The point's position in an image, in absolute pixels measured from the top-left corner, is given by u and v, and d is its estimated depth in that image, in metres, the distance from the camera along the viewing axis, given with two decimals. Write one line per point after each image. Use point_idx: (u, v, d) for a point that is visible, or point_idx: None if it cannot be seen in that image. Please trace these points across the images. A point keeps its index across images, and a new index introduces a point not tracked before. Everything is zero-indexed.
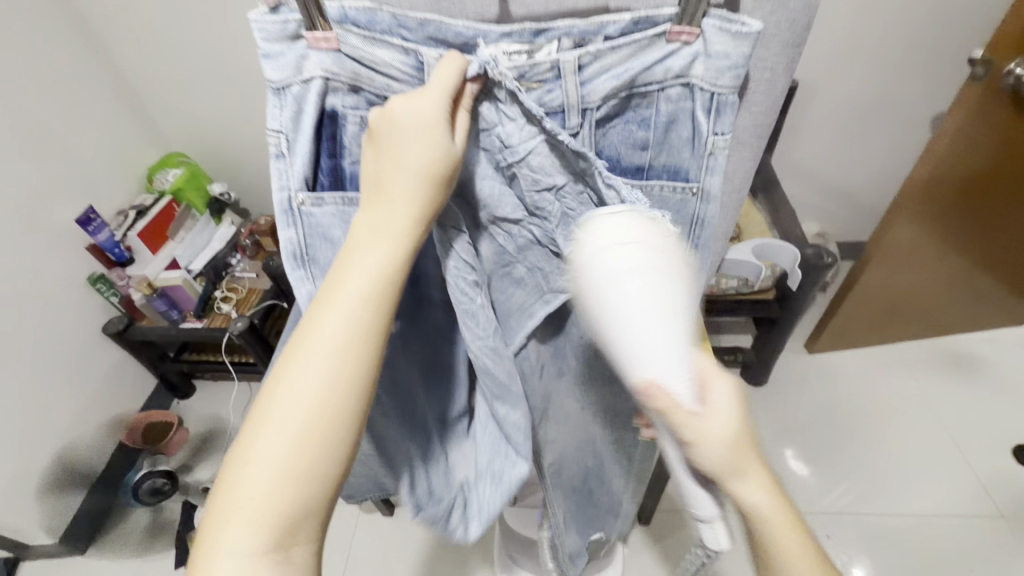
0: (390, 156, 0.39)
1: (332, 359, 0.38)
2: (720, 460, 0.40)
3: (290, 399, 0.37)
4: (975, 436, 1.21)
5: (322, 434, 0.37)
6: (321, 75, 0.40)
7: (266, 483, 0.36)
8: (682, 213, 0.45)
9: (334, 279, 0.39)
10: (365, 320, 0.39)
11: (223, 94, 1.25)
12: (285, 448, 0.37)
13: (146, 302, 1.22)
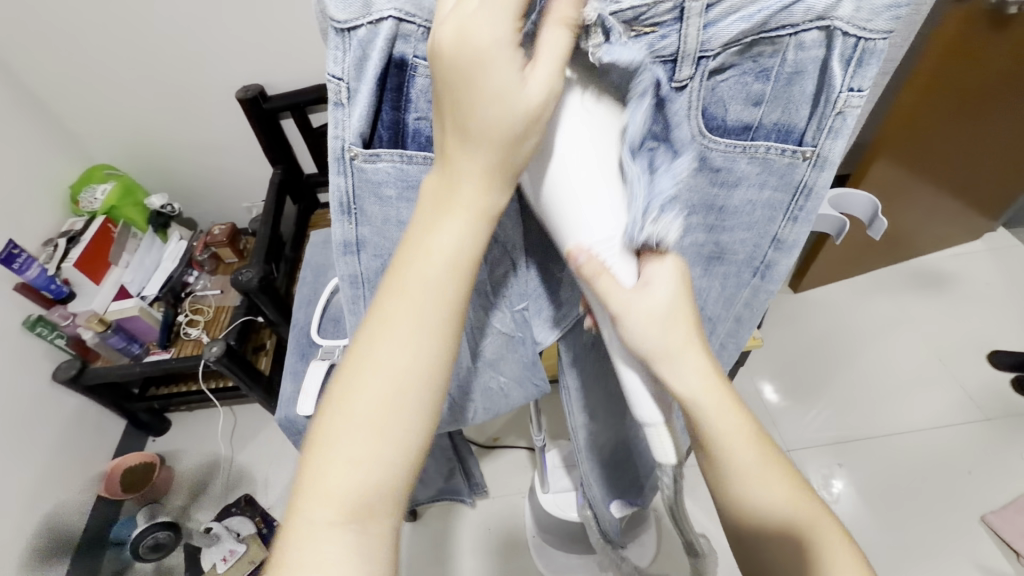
0: (449, 92, 0.25)
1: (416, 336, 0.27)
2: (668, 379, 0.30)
3: (368, 381, 0.27)
4: (953, 347, 1.28)
5: (399, 425, 0.27)
6: (394, 11, 0.25)
7: (342, 482, 0.26)
8: (785, 180, 0.32)
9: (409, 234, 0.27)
10: (446, 291, 0.27)
11: (149, 89, 1.12)
12: (359, 444, 0.26)
13: (99, 341, 1.08)
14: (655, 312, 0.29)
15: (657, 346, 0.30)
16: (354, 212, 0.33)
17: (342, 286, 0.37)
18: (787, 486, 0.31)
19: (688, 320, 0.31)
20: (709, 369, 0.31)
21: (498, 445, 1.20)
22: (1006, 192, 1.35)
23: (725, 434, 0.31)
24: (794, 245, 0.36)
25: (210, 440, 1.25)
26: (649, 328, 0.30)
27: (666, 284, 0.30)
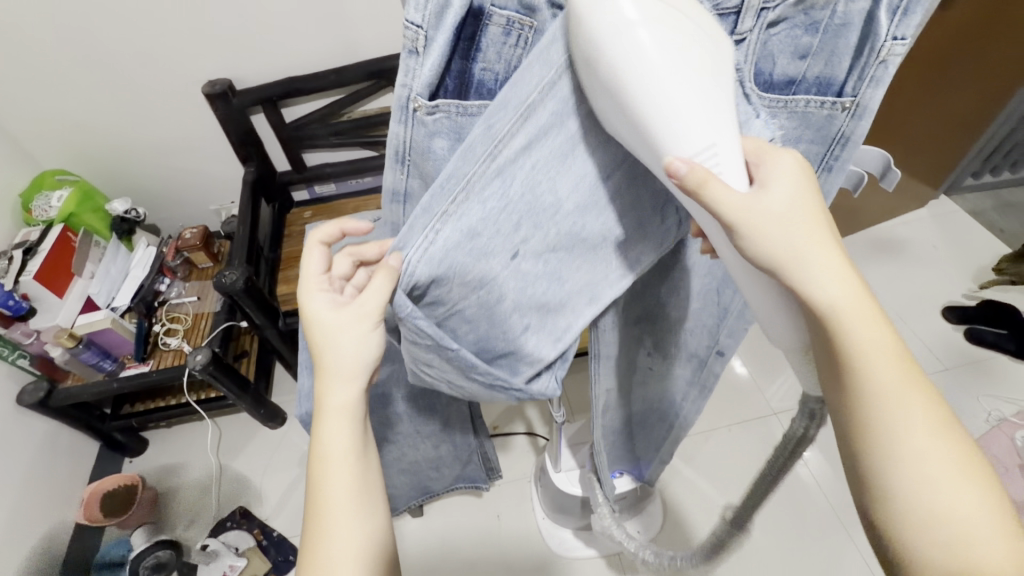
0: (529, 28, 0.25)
1: (342, 417, 0.40)
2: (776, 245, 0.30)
3: (330, 464, 0.39)
4: (911, 307, 1.38)
5: (353, 494, 0.39)
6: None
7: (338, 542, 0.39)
8: (822, 132, 0.34)
9: (322, 351, 0.39)
10: (348, 394, 0.40)
11: (105, 91, 1.06)
12: (338, 514, 0.39)
13: (70, 358, 1.01)
14: (774, 215, 0.30)
15: (784, 248, 0.30)
16: (408, 163, 0.34)
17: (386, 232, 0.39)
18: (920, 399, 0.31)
19: (815, 226, 0.31)
20: (841, 267, 0.31)
21: (499, 432, 1.21)
22: (947, 160, 1.46)
23: (852, 342, 0.31)
24: (826, 198, 0.38)
25: (197, 454, 1.20)
26: (771, 230, 0.30)
27: (784, 183, 0.30)
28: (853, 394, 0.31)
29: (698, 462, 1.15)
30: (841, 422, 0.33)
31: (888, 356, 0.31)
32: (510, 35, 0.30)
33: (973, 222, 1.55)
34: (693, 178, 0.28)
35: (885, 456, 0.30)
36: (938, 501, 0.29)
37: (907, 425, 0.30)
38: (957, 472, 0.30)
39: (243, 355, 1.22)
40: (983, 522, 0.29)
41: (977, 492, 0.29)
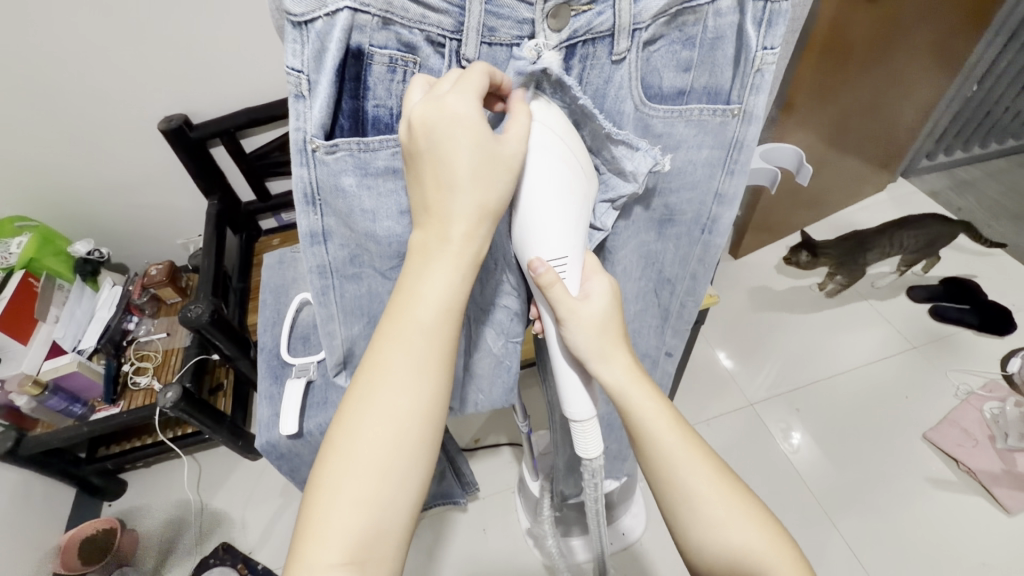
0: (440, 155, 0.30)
1: (411, 377, 0.33)
2: (589, 342, 0.37)
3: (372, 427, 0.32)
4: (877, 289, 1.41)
5: (394, 478, 0.32)
6: (349, 2, 0.27)
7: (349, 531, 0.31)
8: (718, 139, 0.36)
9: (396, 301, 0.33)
10: (424, 352, 0.33)
11: (60, 134, 1.05)
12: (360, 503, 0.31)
13: (37, 405, 1.00)
14: (592, 319, 0.36)
15: (592, 348, 0.38)
16: (319, 203, 0.35)
17: (311, 278, 0.40)
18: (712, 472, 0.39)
19: (612, 329, 0.38)
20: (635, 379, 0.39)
21: (479, 445, 1.21)
22: (901, 143, 1.50)
23: (654, 425, 0.39)
24: (735, 198, 0.39)
25: (177, 491, 1.19)
26: (583, 331, 0.37)
27: (598, 297, 0.37)
28: (664, 474, 0.39)
29: None
30: (658, 496, 0.40)
31: (676, 427, 0.40)
32: (396, 72, 0.30)
33: (931, 202, 1.59)
34: (546, 276, 0.33)
35: (692, 514, 0.38)
36: (733, 540, 0.38)
37: (698, 480, 0.39)
38: (744, 510, 0.38)
39: (218, 388, 1.21)
40: (760, 544, 0.38)
41: (758, 525, 0.38)
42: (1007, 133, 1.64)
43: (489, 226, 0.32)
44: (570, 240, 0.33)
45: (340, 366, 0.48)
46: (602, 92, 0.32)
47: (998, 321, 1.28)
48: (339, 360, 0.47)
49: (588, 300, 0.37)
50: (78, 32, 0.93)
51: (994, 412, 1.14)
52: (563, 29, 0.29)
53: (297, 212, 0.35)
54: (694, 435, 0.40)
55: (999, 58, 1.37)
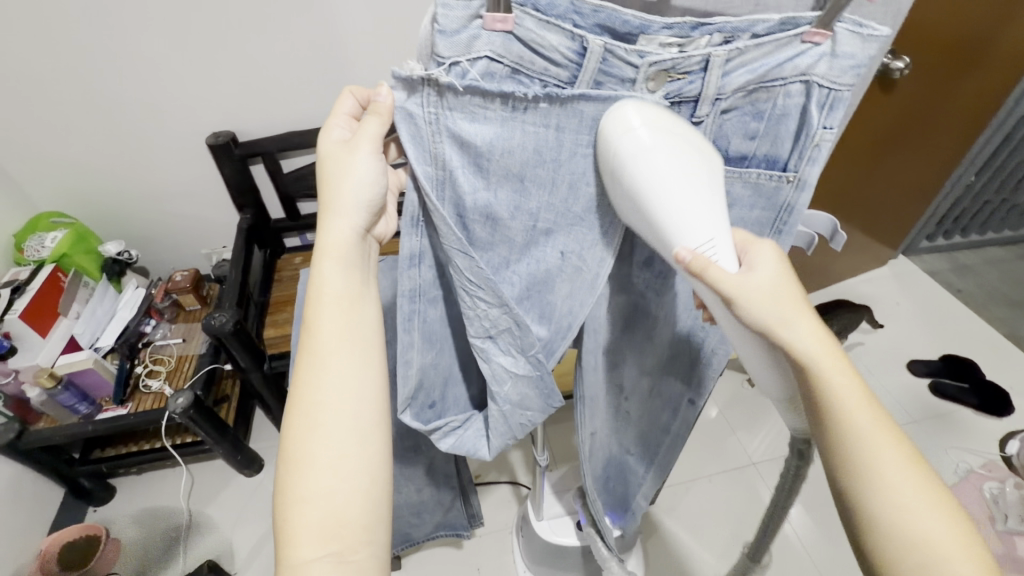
0: (323, 182, 0.43)
1: (345, 365, 0.41)
2: (766, 314, 0.35)
3: (323, 413, 0.40)
4: (880, 361, 1.44)
5: (347, 456, 0.39)
6: (489, 53, 0.32)
7: (327, 489, 0.38)
8: (771, 202, 0.40)
9: (309, 310, 0.42)
10: (347, 341, 0.42)
11: (112, 141, 1.11)
12: (327, 475, 0.39)
13: (47, 399, 1.00)
14: (764, 290, 0.35)
15: (773, 317, 0.35)
16: (420, 224, 0.40)
17: (402, 302, 0.44)
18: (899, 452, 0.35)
19: (797, 295, 0.36)
20: (819, 338, 0.36)
21: (481, 481, 1.20)
22: (904, 221, 1.57)
23: (849, 395, 0.36)
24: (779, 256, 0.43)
25: (168, 502, 1.16)
26: (760, 305, 0.35)
27: (767, 266, 0.36)
28: (853, 462, 0.36)
29: (679, 510, 1.15)
30: (840, 485, 0.37)
31: (866, 402, 0.36)
32: (511, 113, 0.34)
33: (931, 281, 1.65)
34: (697, 265, 0.33)
35: (870, 492, 0.35)
36: (919, 531, 0.34)
37: (897, 459, 0.35)
38: (939, 509, 0.34)
39: (224, 400, 1.20)
40: (949, 546, 0.33)
41: (954, 527, 0.34)
42: (1004, 223, 1.72)
43: (353, 239, 0.44)
44: (711, 221, 0.33)
45: (408, 401, 0.49)
46: None
47: (998, 403, 1.30)
48: (411, 394, 0.48)
49: (754, 269, 0.36)
50: (148, 49, 1.00)
51: (994, 492, 1.12)
52: (658, 91, 0.34)
53: (400, 235, 0.40)
54: (886, 415, 0.36)
55: (996, 153, 1.47)
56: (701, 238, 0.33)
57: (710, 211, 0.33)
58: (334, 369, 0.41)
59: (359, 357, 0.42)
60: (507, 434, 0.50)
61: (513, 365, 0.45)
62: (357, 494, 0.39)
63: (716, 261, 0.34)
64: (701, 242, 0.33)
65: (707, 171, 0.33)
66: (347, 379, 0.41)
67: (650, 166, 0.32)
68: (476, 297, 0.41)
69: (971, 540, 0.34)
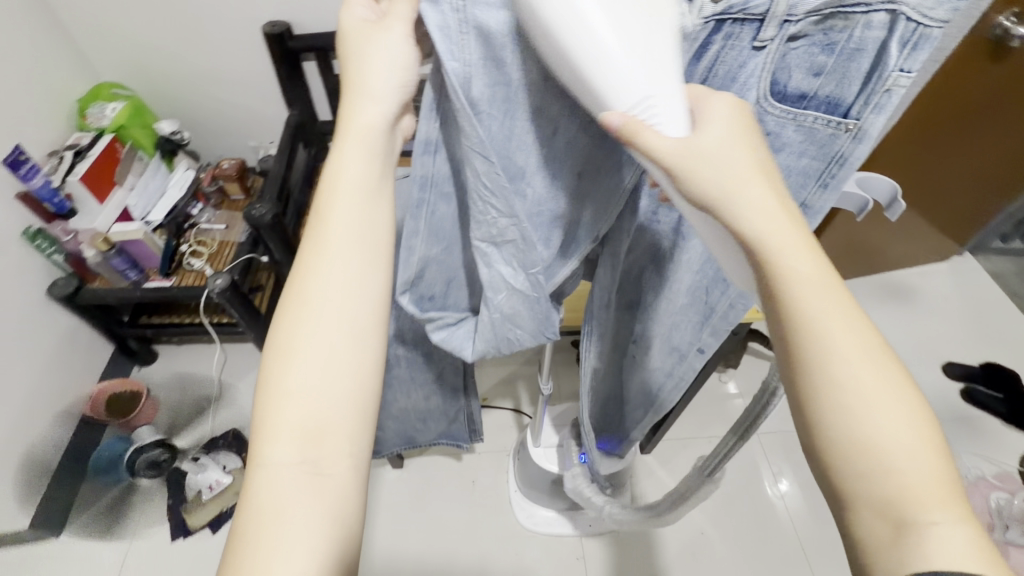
0: (351, 62, 0.42)
1: (350, 263, 0.43)
2: (711, 178, 0.33)
3: (320, 305, 0.42)
4: (915, 357, 1.38)
5: (339, 358, 0.42)
6: None
7: (309, 386, 0.41)
8: (823, 151, 0.37)
9: (325, 195, 0.43)
10: (357, 234, 0.43)
11: (172, 19, 1.11)
12: (311, 378, 0.41)
13: (102, 261, 1.08)
14: (708, 152, 0.33)
15: (716, 185, 0.33)
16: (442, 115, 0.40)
17: (413, 186, 0.44)
18: (862, 343, 0.33)
19: (751, 155, 0.34)
20: (774, 205, 0.34)
21: (487, 403, 1.25)
22: (980, 217, 1.44)
23: (810, 296, 0.34)
24: (819, 213, 0.41)
25: (202, 374, 1.26)
26: (704, 168, 0.33)
27: (719, 122, 0.33)
28: (812, 343, 0.34)
29: (671, 465, 1.18)
30: (792, 375, 0.35)
31: (825, 285, 0.34)
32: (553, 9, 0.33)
33: (993, 284, 1.54)
34: (626, 129, 0.31)
35: (829, 385, 0.33)
36: (871, 427, 0.32)
37: (847, 355, 0.33)
38: (910, 425, 0.32)
39: (258, 290, 1.27)
40: (911, 442, 0.32)
41: (924, 442, 0.32)
42: None
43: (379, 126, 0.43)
44: (656, 75, 0.30)
45: (407, 287, 0.50)
46: (727, 77, 0.35)
47: None
48: (410, 280, 0.49)
49: (707, 125, 0.33)
50: None
51: (1000, 502, 1.09)
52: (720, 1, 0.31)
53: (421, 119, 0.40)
54: (852, 300, 0.35)
55: None
56: (637, 98, 0.30)
57: (646, 66, 0.30)
58: (335, 259, 0.43)
59: (363, 256, 0.43)
60: (491, 342, 0.51)
61: (515, 281, 0.45)
62: (335, 406, 0.41)
63: (657, 125, 0.31)
64: (632, 103, 0.30)
65: (649, 15, 0.29)
66: (343, 274, 0.43)
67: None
68: (489, 206, 0.40)
69: (929, 437, 0.32)
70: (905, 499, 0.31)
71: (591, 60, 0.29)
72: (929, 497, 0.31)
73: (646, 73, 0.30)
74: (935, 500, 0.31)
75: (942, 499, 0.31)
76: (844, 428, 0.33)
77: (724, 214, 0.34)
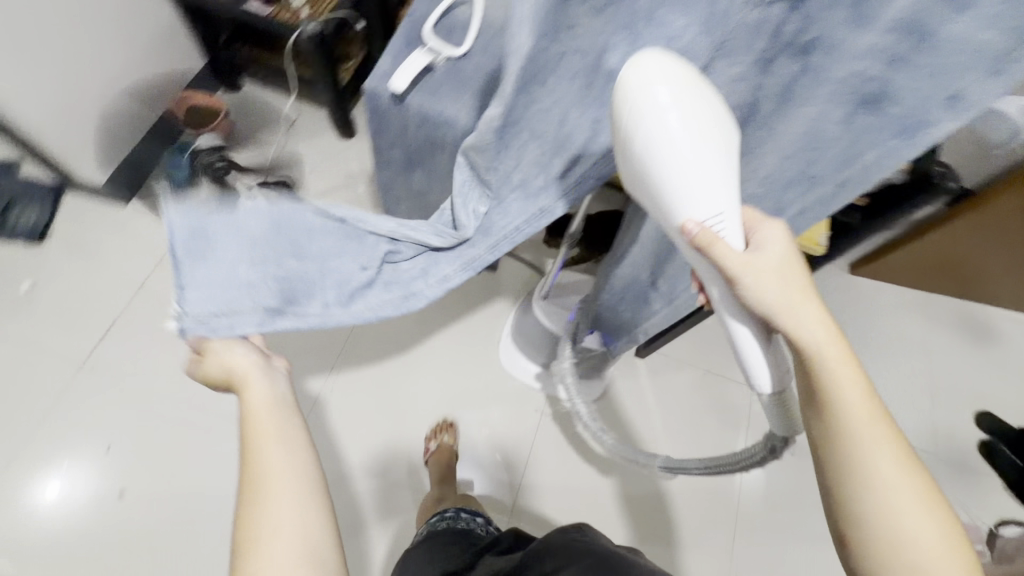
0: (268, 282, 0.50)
1: (280, 414, 0.49)
2: (773, 293, 0.44)
3: (271, 443, 0.47)
4: (954, 393, 1.27)
5: (284, 438, 0.47)
6: None
7: (282, 468, 0.45)
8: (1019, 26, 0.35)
9: (250, 415, 0.48)
10: (279, 406, 0.49)
11: None
12: (284, 459, 0.46)
13: None
14: (762, 267, 0.44)
15: (781, 300, 0.43)
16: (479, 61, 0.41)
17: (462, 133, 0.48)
18: (892, 442, 0.42)
19: (800, 287, 0.44)
20: (824, 321, 0.43)
21: (514, 253, 1.27)
22: None
23: (852, 398, 0.42)
24: (966, 111, 0.41)
25: (273, 122, 1.32)
26: (763, 283, 0.44)
27: (769, 247, 0.45)
28: (844, 458, 0.42)
29: (657, 380, 1.20)
30: (826, 479, 0.44)
31: (864, 393, 0.43)
32: None
33: None
34: (698, 235, 0.42)
35: (851, 482, 0.42)
36: (896, 520, 0.41)
37: (881, 457, 0.42)
38: (925, 511, 0.41)
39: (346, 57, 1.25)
40: (929, 530, 0.41)
41: (933, 517, 0.41)
42: None
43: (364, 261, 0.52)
44: (715, 198, 0.41)
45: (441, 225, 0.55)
46: None
47: None
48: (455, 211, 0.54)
49: (759, 249, 0.45)
50: None
51: None
52: None
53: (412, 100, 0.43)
54: (887, 414, 0.43)
55: None
56: (697, 203, 0.41)
57: (705, 171, 0.39)
58: (267, 419, 0.48)
59: (286, 419, 0.49)
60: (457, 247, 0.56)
61: (424, 238, 0.54)
62: (295, 477, 0.45)
63: (714, 228, 0.42)
64: (707, 217, 0.41)
65: (710, 120, 0.38)
66: (277, 446, 0.47)
67: (658, 122, 0.37)
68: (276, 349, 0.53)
69: (941, 519, 0.41)
70: (919, 570, 0.40)
71: (660, 172, 0.40)
72: (947, 570, 0.40)
73: (706, 186, 0.40)
74: (956, 571, 0.40)
75: (958, 566, 0.41)
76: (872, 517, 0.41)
77: (784, 327, 0.44)
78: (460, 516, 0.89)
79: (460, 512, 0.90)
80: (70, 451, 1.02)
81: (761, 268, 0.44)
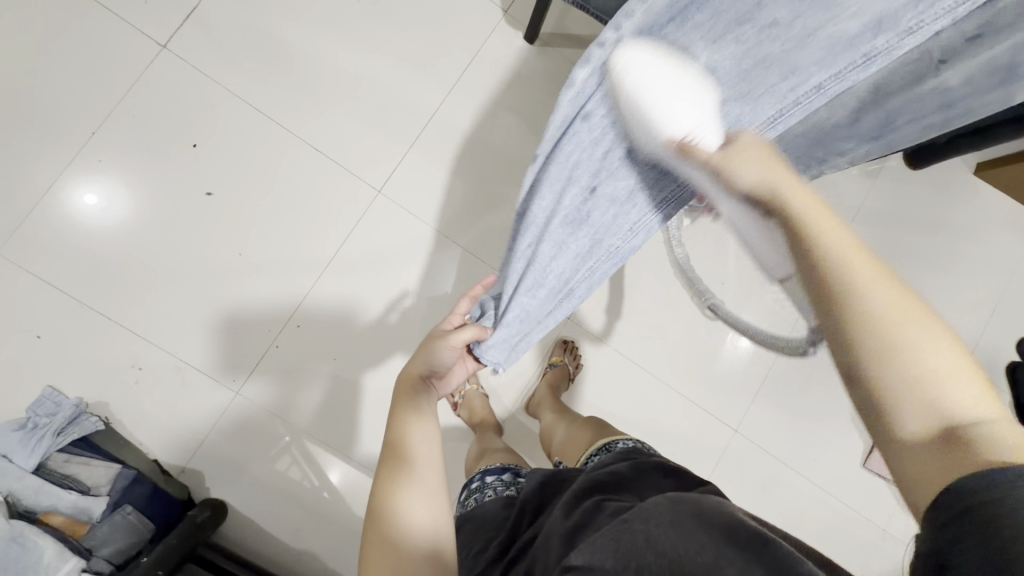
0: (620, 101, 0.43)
1: (427, 436, 0.54)
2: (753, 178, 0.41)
3: (421, 452, 0.52)
4: (1012, 316, 1.27)
5: (428, 463, 0.52)
6: None
7: (425, 489, 0.50)
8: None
9: (410, 425, 0.55)
10: (427, 431, 0.54)
11: None
12: (426, 485, 0.50)
13: None
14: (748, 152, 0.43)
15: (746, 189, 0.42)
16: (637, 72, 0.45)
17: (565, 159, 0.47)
18: (890, 288, 0.33)
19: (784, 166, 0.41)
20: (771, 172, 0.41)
21: None
22: None
23: (859, 268, 0.34)
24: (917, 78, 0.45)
25: None
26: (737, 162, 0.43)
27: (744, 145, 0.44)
28: (868, 307, 0.33)
29: None
30: (854, 332, 0.34)
31: (883, 281, 0.34)
32: None
33: None
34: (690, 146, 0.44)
35: (877, 317, 0.33)
36: (924, 363, 0.31)
37: (896, 317, 0.32)
38: (920, 338, 0.32)
39: None
40: (948, 377, 0.31)
41: (924, 337, 0.32)
42: None
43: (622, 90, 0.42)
44: (693, 122, 0.43)
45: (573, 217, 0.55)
46: None
47: None
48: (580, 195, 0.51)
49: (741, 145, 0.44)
50: None
51: None
52: None
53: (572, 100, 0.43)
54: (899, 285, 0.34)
55: None
56: (684, 129, 0.43)
57: (699, 110, 0.44)
58: (419, 437, 0.53)
59: (430, 434, 0.54)
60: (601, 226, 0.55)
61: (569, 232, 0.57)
62: (430, 493, 0.50)
63: (700, 141, 0.44)
64: (690, 129, 0.43)
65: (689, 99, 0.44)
66: (428, 454, 0.52)
67: (643, 62, 0.41)
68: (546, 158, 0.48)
69: (959, 365, 0.31)
70: (919, 397, 0.31)
71: (653, 92, 0.41)
72: (949, 394, 0.30)
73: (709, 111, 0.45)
74: (960, 389, 0.30)
75: (970, 391, 0.30)
76: (851, 328, 0.33)
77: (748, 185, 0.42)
78: (485, 482, 0.76)
79: (486, 478, 0.76)
80: (141, 130, 0.94)
81: (740, 152, 0.43)
